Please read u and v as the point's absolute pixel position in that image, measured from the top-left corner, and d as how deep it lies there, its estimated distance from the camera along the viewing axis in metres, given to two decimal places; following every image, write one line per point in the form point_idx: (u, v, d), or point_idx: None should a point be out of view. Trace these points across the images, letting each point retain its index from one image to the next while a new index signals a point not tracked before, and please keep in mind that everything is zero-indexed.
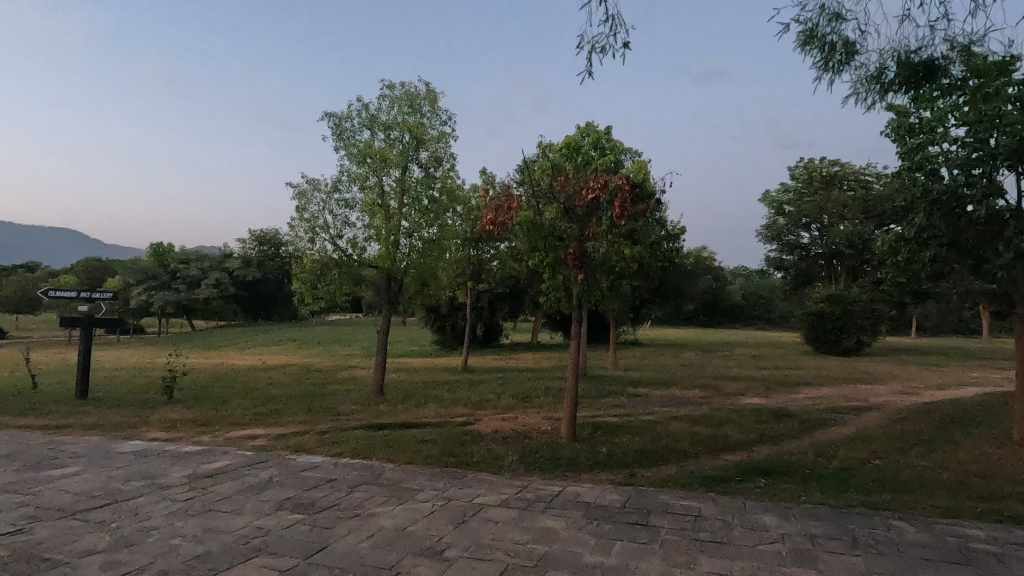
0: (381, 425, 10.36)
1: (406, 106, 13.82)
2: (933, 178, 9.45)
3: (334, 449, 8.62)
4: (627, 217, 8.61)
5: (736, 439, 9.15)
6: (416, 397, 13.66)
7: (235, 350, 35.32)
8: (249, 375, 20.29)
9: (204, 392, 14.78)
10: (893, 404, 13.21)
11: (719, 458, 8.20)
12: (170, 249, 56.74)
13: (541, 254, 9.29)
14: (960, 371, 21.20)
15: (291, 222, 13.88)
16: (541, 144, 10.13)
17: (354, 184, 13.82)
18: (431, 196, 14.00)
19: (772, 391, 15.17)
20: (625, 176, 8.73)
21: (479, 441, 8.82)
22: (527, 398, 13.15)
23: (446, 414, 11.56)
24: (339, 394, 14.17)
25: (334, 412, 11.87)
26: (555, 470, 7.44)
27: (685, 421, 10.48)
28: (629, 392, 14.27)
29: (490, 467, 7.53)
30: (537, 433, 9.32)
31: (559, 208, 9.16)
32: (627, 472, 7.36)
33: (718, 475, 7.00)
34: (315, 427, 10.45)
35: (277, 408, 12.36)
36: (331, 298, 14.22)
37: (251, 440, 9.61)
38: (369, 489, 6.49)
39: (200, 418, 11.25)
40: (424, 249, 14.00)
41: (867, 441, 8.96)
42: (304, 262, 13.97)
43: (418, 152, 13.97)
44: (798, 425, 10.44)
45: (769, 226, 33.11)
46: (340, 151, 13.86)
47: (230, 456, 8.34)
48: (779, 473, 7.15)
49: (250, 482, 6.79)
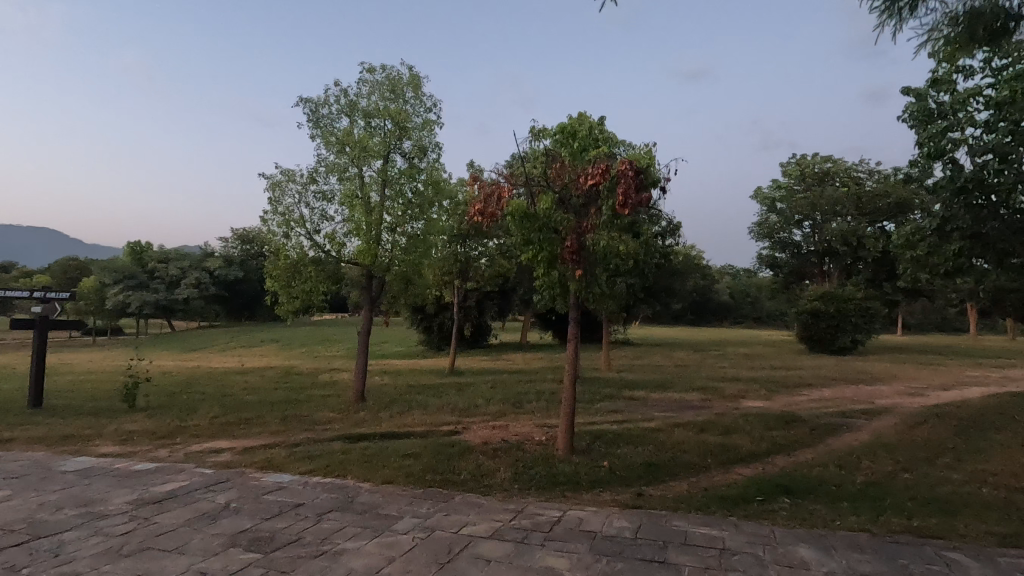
0: (359, 436, 9.49)
1: (387, 91, 12.91)
2: (955, 165, 8.93)
3: (305, 465, 7.71)
4: (631, 207, 7.64)
5: (747, 449, 8.41)
6: (399, 403, 12.76)
7: (214, 352, 34.07)
8: (224, 379, 19.21)
9: (171, 399, 13.73)
10: (902, 406, 12.60)
11: (732, 471, 7.45)
12: (150, 249, 55.12)
13: (534, 248, 8.42)
14: (959, 371, 20.78)
15: (264, 216, 12.88)
16: (534, 128, 9.25)
17: (332, 175, 12.88)
18: (416, 189, 13.15)
19: (774, 394, 14.53)
20: (629, 159, 7.64)
21: (467, 454, 7.98)
22: (518, 404, 12.33)
23: (431, 422, 10.69)
24: (317, 400, 13.22)
25: (309, 421, 10.93)
26: (553, 489, 6.61)
27: (689, 429, 9.74)
28: (625, 396, 13.53)
29: (479, 486, 6.69)
30: (531, 444, 8.51)
31: (554, 198, 8.37)
32: (634, 491, 6.56)
33: (736, 494, 6.25)
34: (286, 439, 9.52)
35: (247, 417, 11.40)
36: (307, 298, 13.20)
37: (213, 455, 8.66)
38: (341, 517, 5.63)
39: (161, 430, 10.28)
40: (408, 244, 13.14)
41: (887, 451, 8.29)
42: (277, 258, 12.94)
43: (401, 141, 13.07)
44: (811, 431, 9.73)
45: (761, 224, 32.33)
46: (317, 139, 12.91)
47: (186, 476, 7.39)
48: (804, 491, 6.39)
49: (202, 510, 5.88)
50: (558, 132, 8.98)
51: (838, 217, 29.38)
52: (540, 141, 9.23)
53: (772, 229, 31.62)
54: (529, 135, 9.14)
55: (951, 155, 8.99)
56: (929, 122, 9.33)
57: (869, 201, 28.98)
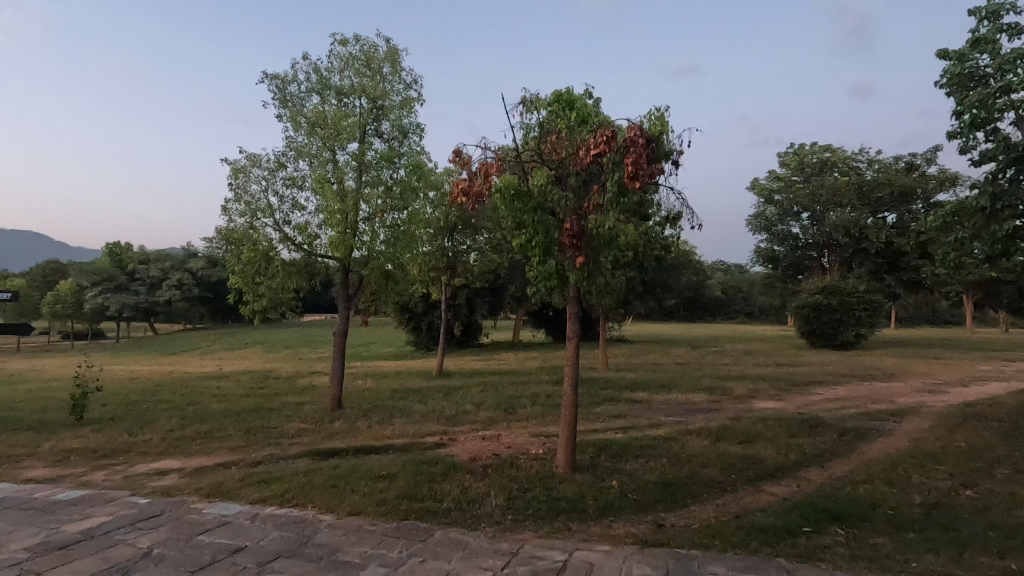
0: (331, 451, 8.33)
1: (362, 66, 11.71)
2: (1003, 136, 7.97)
3: (259, 492, 6.49)
4: (642, 180, 6.41)
5: (775, 461, 7.32)
6: (380, 410, 11.58)
7: (194, 356, 32.71)
8: (194, 385, 17.86)
9: (128, 410, 12.42)
10: (927, 405, 11.65)
11: (764, 490, 6.36)
12: (130, 250, 53.69)
13: (527, 232, 7.21)
14: (970, 365, 19.93)
15: (225, 205, 11.62)
16: (525, 99, 8.12)
17: (301, 159, 11.70)
18: (396, 175, 12.03)
19: (786, 393, 13.52)
20: (636, 126, 6.46)
21: (451, 474, 6.81)
22: (511, 409, 11.20)
23: (413, 432, 9.50)
24: (288, 409, 11.99)
25: (276, 434, 9.70)
26: (554, 521, 5.45)
27: (704, 436, 8.66)
28: (627, 398, 12.44)
29: (465, 517, 5.55)
30: (527, 460, 7.38)
31: (550, 175, 7.24)
32: (651, 521, 5.43)
33: (778, 523, 5.15)
34: (245, 456, 8.30)
35: (208, 429, 10.18)
36: (276, 296, 11.90)
37: (156, 479, 7.41)
38: (288, 568, 4.44)
39: (105, 446, 9.03)
40: (390, 235, 12.07)
41: (936, 461, 7.24)
42: (240, 251, 11.64)
43: (379, 122, 11.96)
44: (840, 437, 8.68)
45: (758, 216, 31.22)
46: (283, 119, 11.71)
47: (112, 509, 6.14)
48: (858, 518, 5.31)
49: (115, 559, 4.67)
50: (552, 102, 7.84)
51: (839, 207, 28.44)
52: (533, 113, 8.10)
53: (770, 221, 30.60)
54: (521, 106, 8.01)
55: (999, 125, 8.01)
56: (971, 87, 8.29)
57: (870, 191, 28.28)
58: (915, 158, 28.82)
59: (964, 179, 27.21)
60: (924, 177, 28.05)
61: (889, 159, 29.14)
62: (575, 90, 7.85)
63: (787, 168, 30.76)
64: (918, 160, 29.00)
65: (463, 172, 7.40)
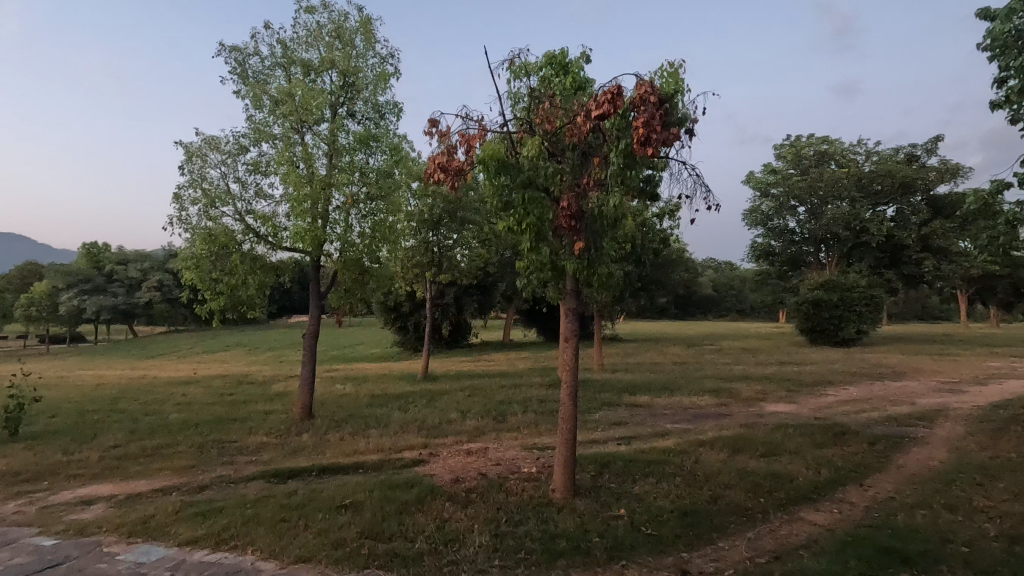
0: (291, 471, 7.19)
1: (331, 38, 10.62)
2: None
3: (191, 529, 5.32)
4: (656, 147, 5.27)
5: (806, 479, 6.29)
6: (354, 419, 10.44)
7: (172, 359, 31.34)
8: (160, 391, 16.62)
9: (75, 422, 11.15)
10: (951, 407, 10.73)
11: (802, 518, 5.32)
12: (108, 250, 52.16)
13: (517, 213, 6.10)
14: (980, 361, 19.16)
15: (177, 192, 10.41)
16: (513, 63, 7.05)
17: (263, 142, 10.51)
18: (372, 159, 10.90)
19: (797, 395, 12.59)
20: (648, 82, 5.36)
21: (427, 502, 5.71)
22: (501, 417, 10.11)
23: (390, 446, 8.39)
24: (253, 419, 10.84)
25: (232, 450, 8.55)
26: (552, 569, 4.37)
27: (719, 448, 7.63)
28: (627, 402, 11.41)
29: (440, 565, 4.45)
30: (519, 482, 6.31)
31: (542, 147, 6.15)
32: (674, 567, 4.37)
33: (832, 571, 4.11)
34: (191, 479, 7.15)
35: (157, 444, 8.99)
36: (236, 293, 10.76)
37: (77, 511, 6.22)
38: None
39: (31, 468, 7.80)
40: (367, 228, 10.98)
41: (992, 477, 6.27)
42: (194, 244, 10.45)
43: (351, 101, 10.88)
44: (872, 447, 7.69)
45: (753, 211, 30.17)
46: (244, 95, 10.53)
47: (5, 556, 4.95)
48: (929, 560, 4.28)
49: None
50: (544, 65, 6.77)
51: (837, 200, 27.62)
52: (522, 80, 7.05)
53: (766, 216, 29.74)
54: (507, 71, 6.96)
55: None
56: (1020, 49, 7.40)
57: (869, 183, 27.53)
58: (915, 150, 28.07)
59: (965, 171, 26.48)
60: (925, 169, 27.30)
61: (889, 151, 28.34)
62: (568, 51, 6.78)
63: (784, 160, 29.73)
64: (918, 151, 28.27)
65: (439, 141, 6.30)
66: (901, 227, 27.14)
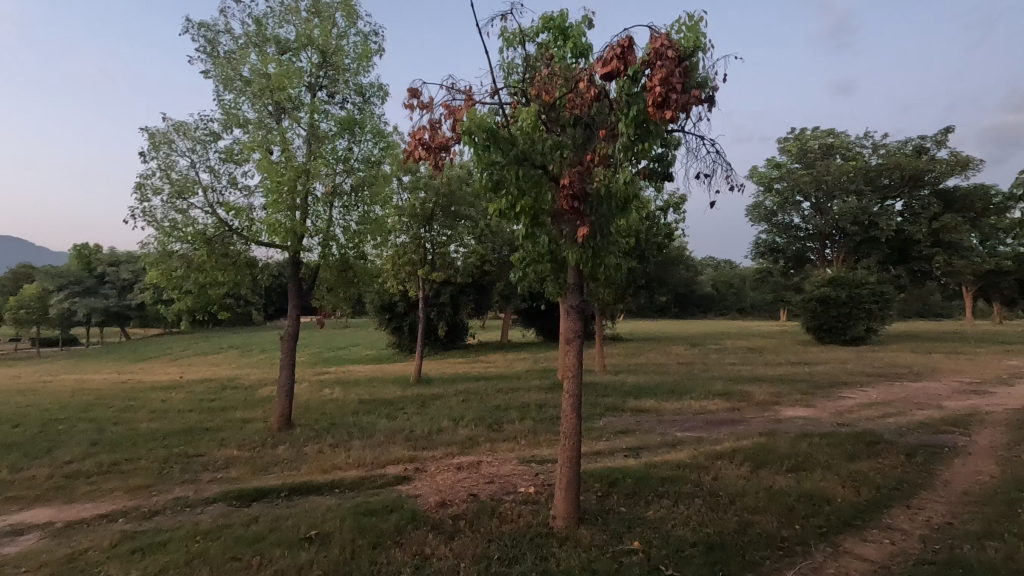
0: (256, 493, 6.33)
1: (309, 14, 9.84)
2: None
3: (124, 570, 4.47)
4: (673, 110, 4.45)
5: (846, 500, 5.47)
6: (336, 428, 9.60)
7: (162, 362, 30.42)
8: (140, 397, 15.75)
9: (35, 433, 10.28)
10: (984, 410, 9.89)
11: (849, 552, 4.48)
12: (98, 251, 51.27)
13: (510, 195, 5.26)
14: (998, 360, 18.37)
15: (142, 182, 9.60)
16: (505, 30, 6.25)
17: (234, 127, 9.66)
18: (354, 147, 10.03)
19: (814, 397, 11.77)
20: (665, 35, 4.54)
21: (407, 532, 4.88)
22: (497, 426, 9.24)
23: (372, 460, 7.54)
24: (228, 428, 10.01)
25: (198, 465, 7.71)
26: None
27: (740, 462, 6.80)
28: (633, 407, 10.57)
29: None
30: (515, 506, 5.44)
31: (539, 117, 5.32)
32: None
33: None
34: (144, 501, 6.32)
35: (117, 459, 8.15)
36: (205, 293, 9.95)
37: (3, 543, 5.36)
38: None
39: None
40: (351, 222, 10.17)
41: None
42: (161, 239, 9.64)
43: (332, 83, 10.08)
44: (910, 459, 6.88)
45: (757, 207, 29.35)
46: (214, 78, 9.73)
47: None
48: None
49: None
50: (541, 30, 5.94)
51: (844, 195, 26.81)
52: (516, 48, 6.21)
53: (771, 211, 28.95)
54: (499, 38, 6.14)
55: None
56: None
57: (877, 176, 26.73)
58: (924, 141, 27.29)
59: (977, 163, 25.70)
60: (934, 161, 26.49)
61: (896, 144, 27.56)
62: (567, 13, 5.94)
63: (789, 153, 28.90)
64: (928, 143, 27.47)
65: (420, 112, 5.51)
66: (911, 222, 26.33)
